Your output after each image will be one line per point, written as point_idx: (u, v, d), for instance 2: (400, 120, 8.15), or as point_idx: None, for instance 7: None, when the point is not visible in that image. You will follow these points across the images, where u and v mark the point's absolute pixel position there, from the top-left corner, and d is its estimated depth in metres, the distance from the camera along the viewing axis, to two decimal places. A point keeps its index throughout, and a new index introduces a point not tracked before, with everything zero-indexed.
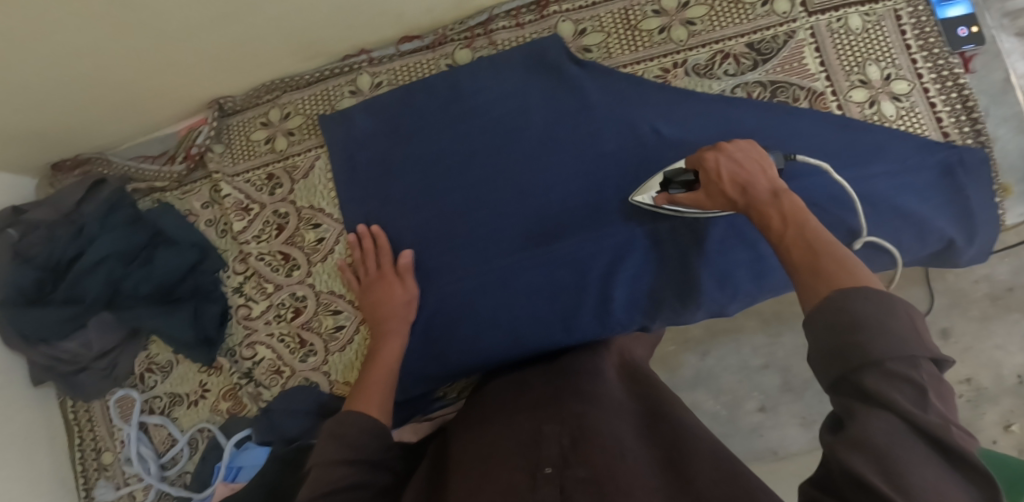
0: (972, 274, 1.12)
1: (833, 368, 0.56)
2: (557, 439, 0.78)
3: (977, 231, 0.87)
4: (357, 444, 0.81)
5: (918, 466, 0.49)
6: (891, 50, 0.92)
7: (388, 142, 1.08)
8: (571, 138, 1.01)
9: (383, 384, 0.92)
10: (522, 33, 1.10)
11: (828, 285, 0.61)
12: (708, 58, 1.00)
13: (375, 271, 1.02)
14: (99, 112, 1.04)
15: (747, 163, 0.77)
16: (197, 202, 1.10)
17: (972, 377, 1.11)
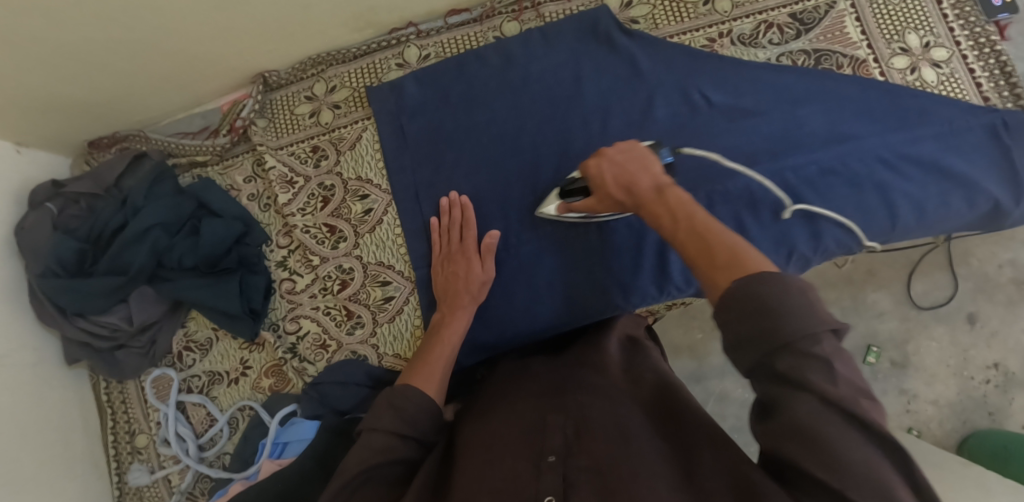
0: (997, 259, 1.22)
1: (749, 354, 0.50)
2: (561, 429, 0.63)
3: None
4: (413, 421, 0.67)
5: (844, 442, 0.45)
6: (928, 19, 0.92)
7: (446, 113, 0.91)
8: (622, 106, 0.89)
9: (444, 357, 0.76)
10: (568, 7, 0.93)
11: (729, 276, 0.54)
12: (753, 27, 0.91)
13: (456, 245, 0.85)
14: (145, 77, 0.90)
15: (629, 164, 0.71)
16: (239, 176, 0.96)
17: (1000, 361, 1.19)
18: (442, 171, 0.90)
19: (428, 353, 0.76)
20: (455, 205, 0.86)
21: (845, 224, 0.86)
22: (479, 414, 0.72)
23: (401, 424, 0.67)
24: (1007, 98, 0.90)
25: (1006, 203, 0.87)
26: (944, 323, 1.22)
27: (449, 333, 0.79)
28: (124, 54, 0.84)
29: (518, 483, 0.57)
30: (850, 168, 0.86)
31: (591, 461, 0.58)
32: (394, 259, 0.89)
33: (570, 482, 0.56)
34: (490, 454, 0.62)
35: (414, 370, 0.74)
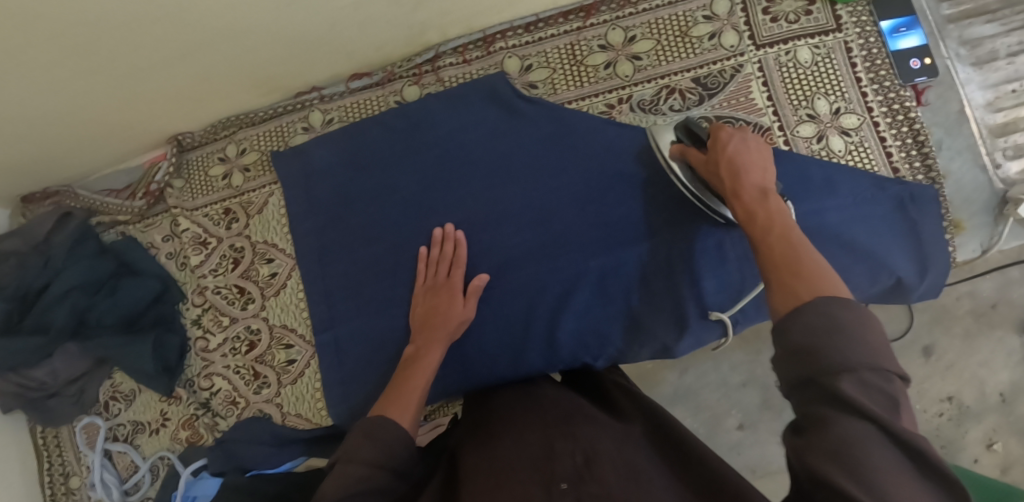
0: (956, 291, 1.11)
1: (797, 371, 0.44)
2: (570, 463, 0.56)
3: (930, 267, 0.85)
4: (390, 450, 0.61)
5: (901, 484, 0.38)
6: (840, 83, 0.88)
7: (346, 178, 0.92)
8: (523, 173, 0.88)
9: (421, 387, 0.71)
10: (468, 71, 0.92)
11: (810, 289, 0.48)
12: (654, 93, 0.88)
13: (443, 279, 0.85)
14: (63, 144, 0.92)
15: (751, 156, 0.67)
16: (157, 235, 0.99)
17: (954, 394, 1.10)
18: (345, 237, 0.91)
19: (402, 385, 0.71)
20: (450, 239, 0.86)
21: (736, 298, 0.83)
22: (485, 445, 0.65)
23: (377, 454, 0.60)
24: (917, 168, 0.86)
25: (909, 279, 0.85)
26: (898, 357, 1.12)
27: (427, 363, 0.75)
28: (35, 133, 0.86)
29: None
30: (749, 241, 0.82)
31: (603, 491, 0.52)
32: (297, 322, 0.93)
33: None
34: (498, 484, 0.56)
35: (391, 399, 0.69)
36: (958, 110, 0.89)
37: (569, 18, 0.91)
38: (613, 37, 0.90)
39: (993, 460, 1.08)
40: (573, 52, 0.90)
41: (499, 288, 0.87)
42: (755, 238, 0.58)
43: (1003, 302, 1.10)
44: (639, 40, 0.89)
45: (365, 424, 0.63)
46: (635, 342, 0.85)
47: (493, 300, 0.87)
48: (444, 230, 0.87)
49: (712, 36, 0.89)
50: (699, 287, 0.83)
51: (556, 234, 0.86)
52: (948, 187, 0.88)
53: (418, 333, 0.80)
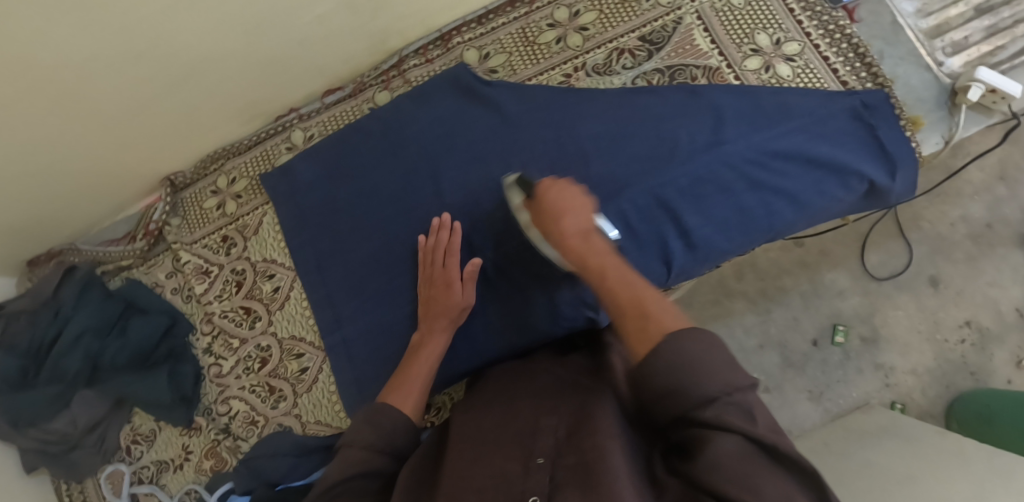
0: (948, 218, 1.29)
1: (674, 405, 0.52)
2: (552, 432, 0.63)
3: (899, 166, 0.88)
4: (391, 436, 0.70)
5: (767, 480, 0.48)
6: (776, 17, 0.94)
7: (331, 185, 0.96)
8: (496, 150, 0.91)
9: (421, 376, 0.82)
10: (431, 69, 0.98)
11: (658, 330, 0.57)
12: (605, 56, 0.94)
13: (438, 267, 0.87)
14: (62, 202, 0.97)
15: (570, 202, 0.74)
16: (162, 273, 1.02)
17: (971, 318, 1.25)
18: (338, 241, 0.94)
19: (405, 375, 0.82)
20: (444, 228, 0.89)
21: (723, 228, 0.87)
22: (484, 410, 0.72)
23: (379, 438, 0.69)
24: (866, 78, 0.91)
25: (881, 181, 0.88)
26: (908, 291, 1.28)
27: (428, 352, 0.84)
28: (32, 194, 0.91)
29: (506, 485, 0.57)
30: (721, 174, 0.87)
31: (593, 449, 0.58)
32: (305, 331, 0.95)
33: (554, 481, 0.57)
34: (477, 454, 0.63)
35: (396, 385, 0.81)
36: (891, 20, 0.94)
37: (516, 6, 0.97)
38: (559, 15, 0.96)
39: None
40: (525, 35, 0.96)
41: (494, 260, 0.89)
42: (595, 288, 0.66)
43: (994, 223, 1.27)
44: (583, 13, 0.96)
45: (370, 409, 0.73)
46: None
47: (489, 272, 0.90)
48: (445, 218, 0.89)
49: None
50: (683, 223, 0.87)
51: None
52: (899, 90, 0.92)
53: (421, 319, 0.88)
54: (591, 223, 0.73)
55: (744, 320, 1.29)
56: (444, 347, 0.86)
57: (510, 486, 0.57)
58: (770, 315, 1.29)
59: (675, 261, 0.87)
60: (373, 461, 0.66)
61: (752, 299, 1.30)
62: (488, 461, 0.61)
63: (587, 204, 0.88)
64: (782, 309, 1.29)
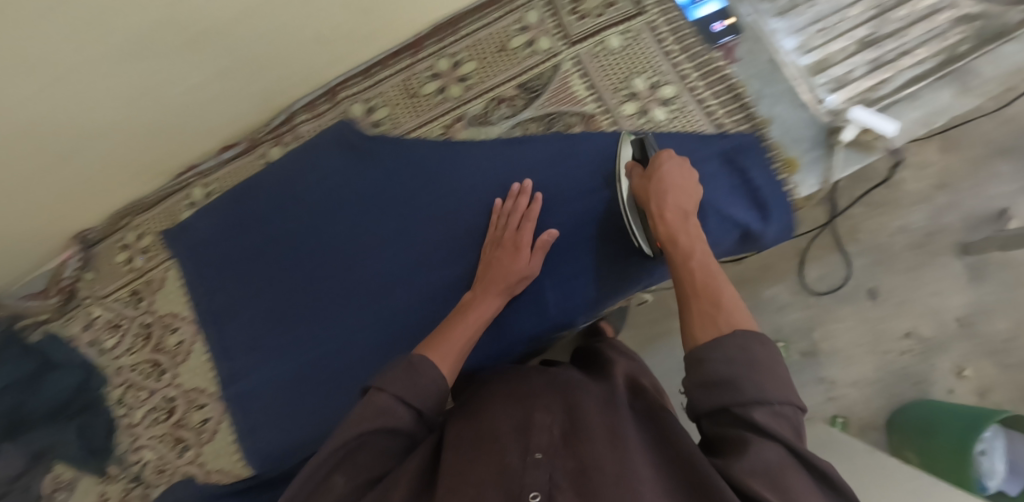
0: (887, 229, 1.22)
1: (721, 397, 0.52)
2: (546, 429, 0.56)
3: (773, 209, 0.89)
4: (420, 393, 0.63)
5: (806, 491, 0.47)
6: (653, 60, 0.94)
7: (227, 241, 0.99)
8: (382, 204, 0.95)
9: (465, 335, 0.75)
10: (320, 123, 1.00)
11: (727, 318, 0.58)
12: (483, 106, 0.95)
13: (511, 231, 0.86)
14: None
15: (687, 187, 0.77)
16: (78, 326, 1.07)
17: (914, 329, 1.21)
18: (235, 296, 0.98)
19: (450, 332, 0.75)
20: (524, 194, 0.88)
21: (594, 275, 0.89)
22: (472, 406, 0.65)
23: (409, 393, 0.62)
24: (740, 120, 0.91)
25: (755, 225, 0.89)
26: (850, 303, 1.24)
27: (472, 317, 0.78)
28: None
29: (502, 480, 0.50)
30: (591, 223, 0.90)
31: (591, 461, 0.51)
32: (208, 384, 0.99)
33: (554, 481, 0.49)
34: (473, 448, 0.56)
35: (437, 342, 0.73)
36: (769, 57, 0.94)
37: (398, 57, 0.99)
38: (440, 66, 0.98)
39: (968, 386, 1.19)
40: (408, 87, 0.98)
41: (377, 314, 0.94)
42: (678, 267, 0.67)
43: (936, 231, 1.21)
44: (464, 63, 0.97)
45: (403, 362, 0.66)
46: (502, 342, 0.90)
47: (373, 325, 0.94)
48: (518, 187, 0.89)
49: (528, 44, 0.96)
50: (556, 274, 0.90)
51: (419, 251, 0.93)
52: (776, 129, 0.92)
53: (476, 284, 0.85)
54: (692, 204, 0.75)
55: None
56: (492, 313, 0.82)
57: (508, 484, 0.49)
58: None
59: (547, 310, 0.90)
60: (386, 421, 0.60)
61: None
62: (484, 458, 0.54)
63: (461, 257, 0.91)
64: None
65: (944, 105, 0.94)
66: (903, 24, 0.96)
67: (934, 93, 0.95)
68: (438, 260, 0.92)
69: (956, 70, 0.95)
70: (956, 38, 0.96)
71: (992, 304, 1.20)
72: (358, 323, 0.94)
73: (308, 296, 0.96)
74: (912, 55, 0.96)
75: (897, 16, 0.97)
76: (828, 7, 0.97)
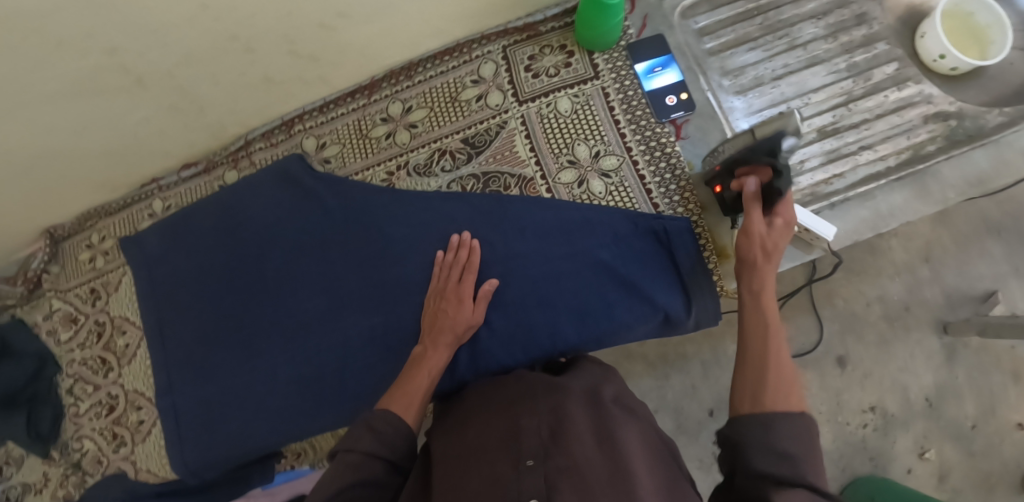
0: (866, 297, 1.26)
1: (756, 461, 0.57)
2: (536, 432, 0.64)
3: (698, 296, 0.88)
4: (391, 444, 0.69)
5: None
6: (600, 127, 0.94)
7: (177, 258, 1.04)
8: (318, 243, 0.97)
9: (425, 387, 0.77)
10: (275, 152, 1.03)
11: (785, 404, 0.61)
12: (427, 157, 0.96)
13: (453, 283, 0.87)
14: None
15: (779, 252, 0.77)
16: (40, 315, 1.13)
17: (876, 404, 1.21)
18: (177, 309, 1.03)
19: (408, 384, 0.77)
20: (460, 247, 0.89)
21: (505, 341, 0.89)
22: (466, 418, 0.73)
23: (379, 446, 0.68)
24: (676, 202, 0.90)
25: (676, 313, 0.88)
26: (813, 369, 1.24)
27: (432, 364, 0.80)
28: None
29: (500, 488, 0.57)
30: (511, 287, 0.90)
31: (575, 464, 0.59)
32: (146, 387, 1.04)
33: (550, 487, 0.56)
34: (465, 465, 0.63)
35: (396, 395, 0.76)
36: (718, 139, 0.92)
37: (355, 97, 1.01)
38: (393, 109, 0.99)
39: (927, 468, 1.18)
40: (360, 127, 1.00)
41: (297, 346, 0.96)
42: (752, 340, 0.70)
43: (914, 304, 1.24)
44: (414, 109, 0.98)
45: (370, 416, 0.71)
46: None
47: (293, 356, 0.96)
48: (458, 237, 0.90)
49: (479, 98, 0.97)
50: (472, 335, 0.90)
51: (347, 291, 0.95)
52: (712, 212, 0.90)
53: (425, 334, 0.85)
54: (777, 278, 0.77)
55: (639, 384, 1.25)
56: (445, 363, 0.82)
57: (506, 489, 0.56)
58: (668, 380, 1.25)
59: (456, 370, 0.88)
60: (365, 472, 0.64)
61: (651, 362, 1.27)
62: (476, 471, 0.61)
63: (382, 303, 0.93)
64: (680, 375, 1.25)
65: (895, 208, 0.89)
66: (870, 116, 0.94)
67: (888, 194, 0.89)
68: (358, 303, 0.94)
69: (917, 172, 0.90)
70: (924, 136, 0.93)
71: (960, 386, 1.21)
72: (277, 355, 0.97)
73: (241, 320, 0.99)
74: (871, 150, 0.93)
75: (864, 107, 0.94)
76: (792, 90, 0.95)
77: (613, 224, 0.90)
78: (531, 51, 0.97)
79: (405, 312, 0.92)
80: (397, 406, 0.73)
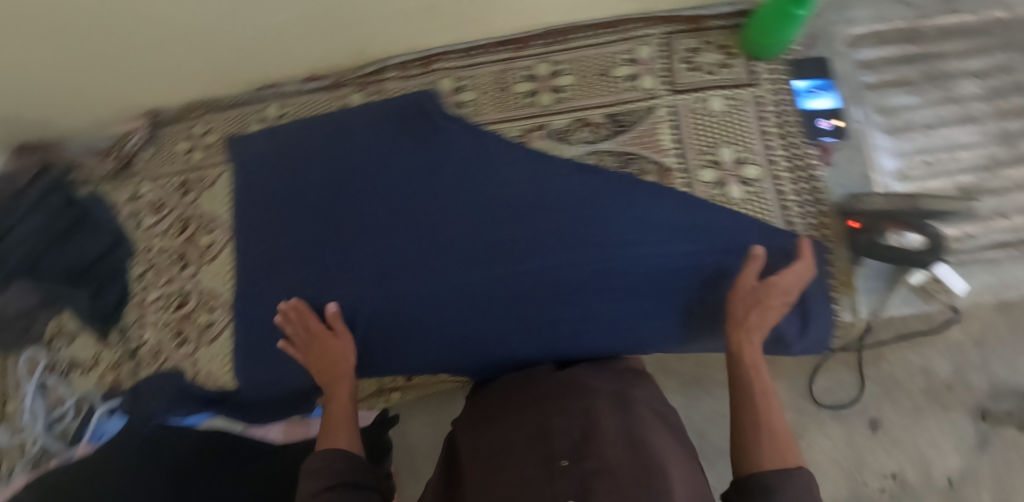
0: (909, 364, 1.07)
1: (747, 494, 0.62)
2: (568, 433, 0.71)
3: (814, 323, 0.87)
4: (333, 472, 0.72)
5: None
6: (748, 135, 0.93)
7: (283, 167, 1.01)
8: (437, 185, 0.95)
9: (346, 415, 0.81)
10: (407, 85, 1.00)
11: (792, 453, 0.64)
12: (567, 123, 0.95)
13: (311, 334, 0.92)
14: (53, 113, 1.06)
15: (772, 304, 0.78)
16: (123, 195, 1.11)
17: (900, 473, 1.03)
18: (273, 218, 1.00)
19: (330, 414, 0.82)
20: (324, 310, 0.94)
21: (611, 323, 0.89)
22: (496, 416, 0.80)
23: (322, 481, 0.71)
24: (811, 224, 0.89)
25: (788, 334, 0.87)
26: (842, 423, 1.06)
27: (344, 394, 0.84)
28: (20, 105, 1.01)
29: (533, 487, 0.66)
30: (628, 273, 0.89)
31: (603, 465, 0.66)
32: (224, 290, 1.02)
33: (580, 484, 0.65)
34: (502, 460, 0.72)
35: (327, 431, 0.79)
36: (862, 173, 0.92)
37: (503, 48, 0.99)
38: (540, 69, 0.97)
39: None
40: (501, 79, 0.98)
41: (391, 285, 0.94)
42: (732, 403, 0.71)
43: (958, 384, 1.05)
44: (562, 74, 0.96)
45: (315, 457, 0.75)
46: (504, 355, 0.91)
47: (383, 294, 0.94)
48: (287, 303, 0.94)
49: (631, 78, 0.95)
50: (579, 310, 0.90)
51: (456, 241, 0.93)
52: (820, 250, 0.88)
53: (321, 374, 0.89)
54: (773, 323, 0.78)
55: None
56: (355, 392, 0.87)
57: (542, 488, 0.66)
58: None
59: (558, 342, 0.89)
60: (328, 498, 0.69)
61: None
62: (510, 471, 0.70)
63: (490, 261, 0.91)
64: None
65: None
66: (1010, 186, 0.92)
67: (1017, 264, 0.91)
68: (463, 256, 0.92)
69: None
70: None
71: None
72: (366, 290, 0.94)
73: (338, 245, 0.97)
74: (1005, 219, 0.91)
75: (1007, 176, 0.92)
76: (942, 142, 0.94)
77: (745, 233, 0.89)
78: (693, 44, 0.96)
79: (514, 273, 0.91)
80: (331, 437, 0.78)
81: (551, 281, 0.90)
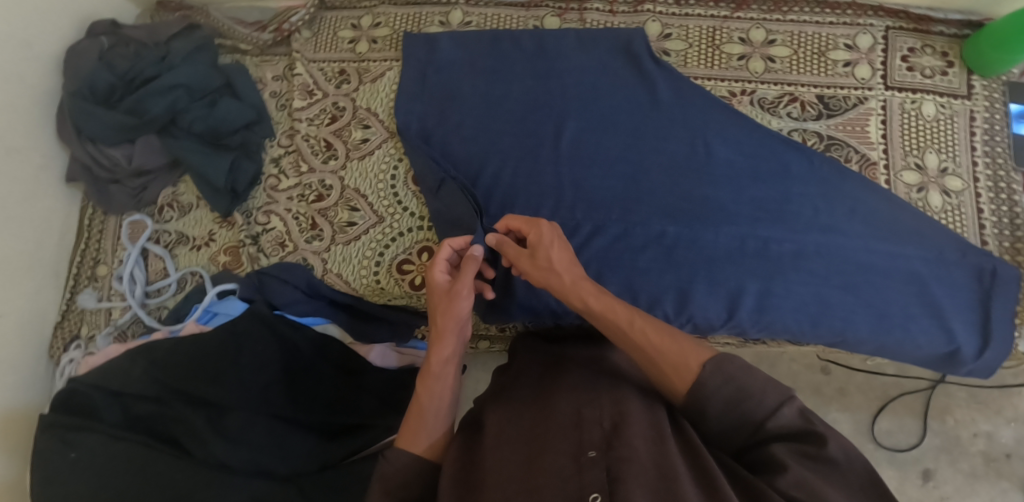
0: (973, 426, 1.06)
1: (740, 439, 0.58)
2: (598, 424, 0.60)
3: (994, 344, 0.82)
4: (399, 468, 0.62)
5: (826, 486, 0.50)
6: (955, 145, 0.91)
7: (459, 74, 0.95)
8: (629, 126, 0.89)
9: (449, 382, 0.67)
10: (611, 20, 0.97)
11: (695, 358, 0.60)
12: (777, 95, 0.92)
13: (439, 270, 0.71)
14: None
15: (554, 251, 0.71)
16: (270, 72, 1.05)
17: None
18: (438, 123, 0.93)
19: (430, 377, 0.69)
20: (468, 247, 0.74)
21: (797, 305, 0.81)
22: (512, 397, 0.69)
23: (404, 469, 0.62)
24: (1007, 248, 0.86)
25: (965, 352, 0.82)
26: (896, 467, 1.06)
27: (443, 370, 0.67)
28: None
29: (560, 480, 0.54)
30: (821, 259, 0.83)
31: (632, 455, 0.55)
32: (370, 191, 0.95)
33: (612, 477, 0.53)
34: (525, 448, 0.59)
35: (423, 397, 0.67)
36: None
37: (719, 5, 0.96)
38: (754, 34, 0.95)
39: None
40: (713, 36, 0.95)
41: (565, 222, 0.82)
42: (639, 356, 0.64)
43: (1018, 456, 1.04)
44: (778, 44, 0.94)
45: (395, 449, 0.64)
46: (678, 315, 0.82)
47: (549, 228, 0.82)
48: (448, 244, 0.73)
49: (848, 64, 0.93)
50: (768, 283, 0.82)
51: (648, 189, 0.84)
52: (1006, 270, 0.84)
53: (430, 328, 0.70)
54: (568, 273, 0.70)
55: None
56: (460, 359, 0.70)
57: (570, 483, 0.54)
58: None
59: (739, 313, 0.81)
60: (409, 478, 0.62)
61: None
62: (536, 459, 0.57)
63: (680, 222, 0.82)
64: None
65: None
66: None
67: None
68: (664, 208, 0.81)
69: None
70: None
71: None
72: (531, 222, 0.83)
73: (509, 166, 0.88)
74: None
75: None
76: None
77: (939, 243, 0.84)
78: (912, 44, 0.93)
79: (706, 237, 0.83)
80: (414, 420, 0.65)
81: (741, 251, 0.83)
